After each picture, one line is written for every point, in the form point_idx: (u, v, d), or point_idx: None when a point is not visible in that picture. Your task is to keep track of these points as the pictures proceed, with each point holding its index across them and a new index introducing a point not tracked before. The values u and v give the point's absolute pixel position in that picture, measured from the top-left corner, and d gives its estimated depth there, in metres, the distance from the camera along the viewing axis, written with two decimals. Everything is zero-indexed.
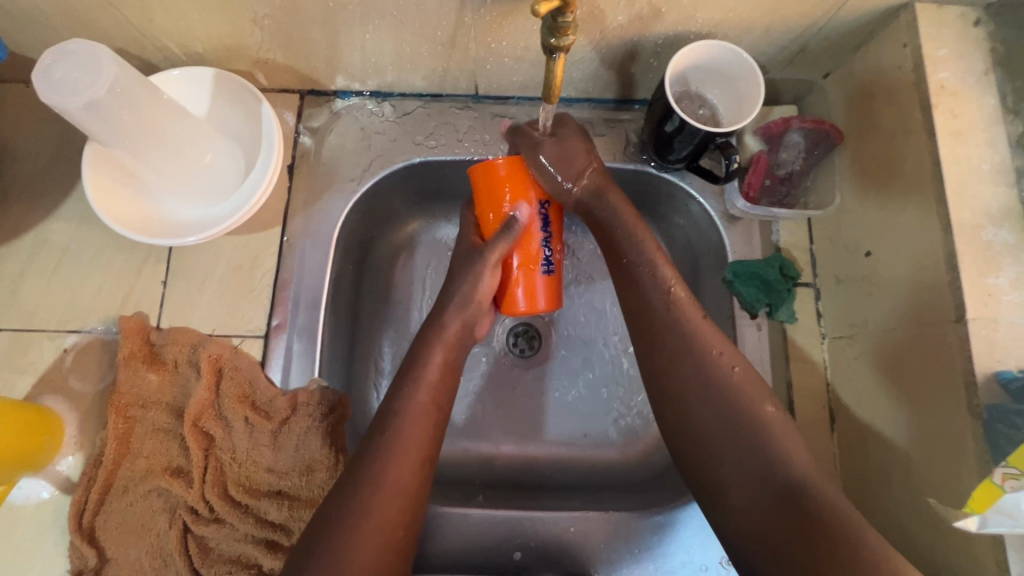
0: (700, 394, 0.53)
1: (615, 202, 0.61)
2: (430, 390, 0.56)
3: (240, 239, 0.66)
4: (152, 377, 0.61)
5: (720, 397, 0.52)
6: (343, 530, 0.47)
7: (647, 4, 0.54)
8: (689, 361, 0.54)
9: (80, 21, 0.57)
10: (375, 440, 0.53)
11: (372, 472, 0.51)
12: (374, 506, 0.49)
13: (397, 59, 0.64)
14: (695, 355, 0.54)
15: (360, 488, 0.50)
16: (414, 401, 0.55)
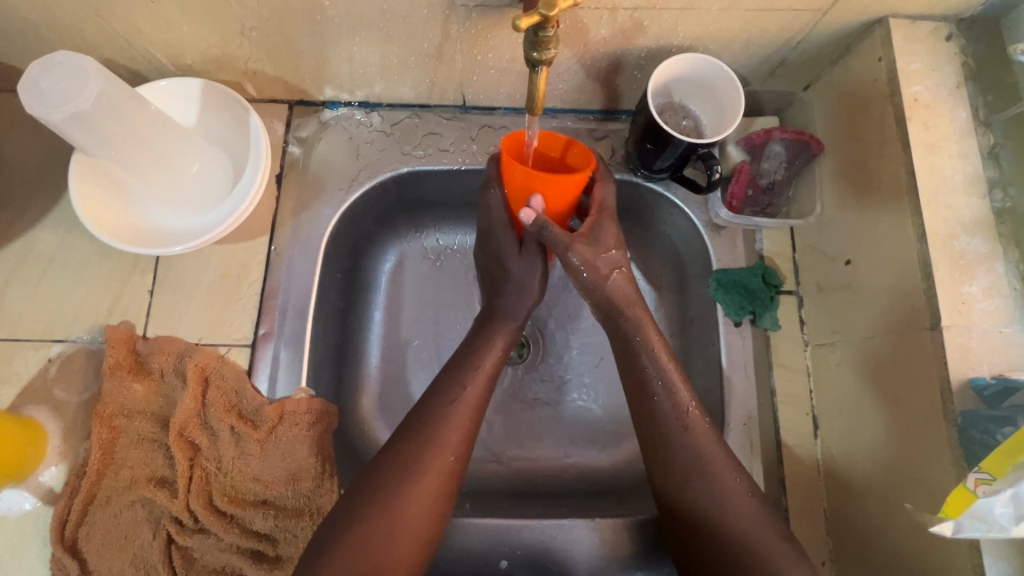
0: (654, 415, 0.57)
1: (638, 314, 0.61)
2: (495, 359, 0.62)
3: (227, 248, 0.66)
4: (137, 387, 0.61)
5: (677, 419, 0.57)
6: (400, 478, 0.53)
7: (629, 18, 0.55)
8: (653, 385, 0.58)
9: (67, 32, 0.57)
10: (429, 405, 0.57)
11: (431, 429, 0.55)
12: (426, 464, 0.54)
13: (385, 70, 0.64)
14: (659, 379, 0.58)
15: (415, 446, 0.54)
16: (479, 367, 0.60)
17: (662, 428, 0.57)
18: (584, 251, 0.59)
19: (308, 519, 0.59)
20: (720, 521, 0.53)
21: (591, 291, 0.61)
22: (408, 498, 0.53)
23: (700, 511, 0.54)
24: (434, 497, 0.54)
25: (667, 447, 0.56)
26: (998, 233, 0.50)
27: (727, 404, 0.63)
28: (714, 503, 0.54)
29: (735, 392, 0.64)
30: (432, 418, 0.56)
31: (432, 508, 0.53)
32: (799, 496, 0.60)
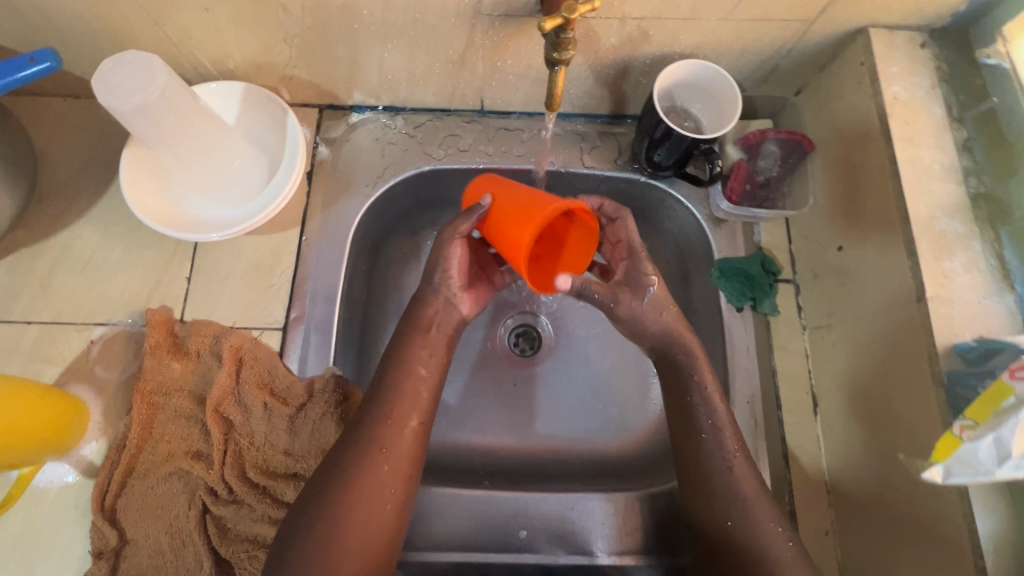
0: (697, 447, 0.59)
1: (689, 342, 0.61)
2: (437, 354, 0.63)
3: (261, 239, 0.71)
4: (175, 365, 0.64)
5: (722, 456, 0.58)
6: (333, 505, 0.54)
7: (636, 28, 0.61)
8: (700, 423, 0.59)
9: (124, 37, 0.63)
10: (372, 409, 0.58)
11: (369, 439, 0.57)
12: (364, 472, 0.55)
13: (411, 76, 0.70)
14: (707, 417, 0.59)
15: (355, 456, 0.56)
16: (415, 371, 0.61)
17: (706, 463, 0.58)
18: (623, 302, 0.60)
19: None
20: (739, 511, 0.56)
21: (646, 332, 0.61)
22: (348, 510, 0.54)
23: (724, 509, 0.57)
24: (376, 507, 0.55)
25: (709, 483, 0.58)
26: (974, 215, 0.55)
27: (730, 384, 0.67)
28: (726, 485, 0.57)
29: (738, 372, 0.68)
30: (364, 433, 0.57)
31: (376, 518, 0.55)
32: (801, 469, 0.64)
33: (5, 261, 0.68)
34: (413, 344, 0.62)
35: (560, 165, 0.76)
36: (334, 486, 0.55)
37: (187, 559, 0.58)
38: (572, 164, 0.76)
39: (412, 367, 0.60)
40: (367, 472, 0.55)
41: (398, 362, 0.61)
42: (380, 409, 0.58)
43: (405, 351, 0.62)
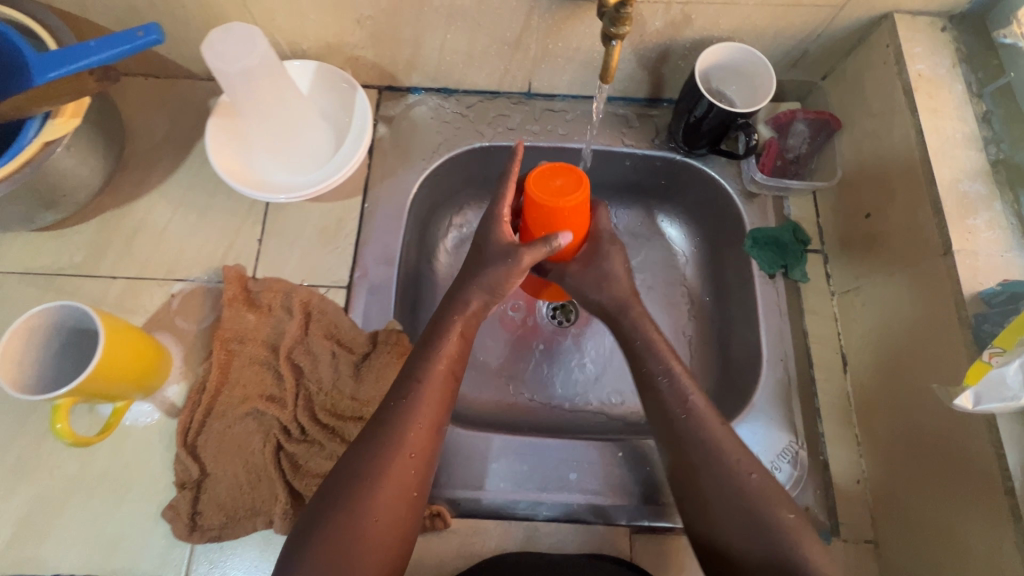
0: (657, 398, 0.62)
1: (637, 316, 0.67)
2: (456, 353, 0.61)
3: (327, 206, 0.76)
4: (250, 316, 0.69)
5: (683, 410, 0.60)
6: (354, 504, 0.53)
7: (680, 12, 0.67)
8: (655, 379, 0.63)
9: (214, 17, 0.69)
10: (394, 406, 0.57)
11: (390, 438, 0.55)
12: (386, 473, 0.54)
13: (467, 57, 0.76)
14: (662, 375, 0.63)
15: (377, 454, 0.55)
16: (437, 368, 0.59)
17: (668, 416, 0.61)
18: (577, 276, 0.69)
19: None
20: (702, 457, 0.58)
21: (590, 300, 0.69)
22: (367, 511, 0.52)
23: (693, 461, 0.58)
24: (394, 508, 0.54)
25: (672, 436, 0.60)
26: (994, 179, 0.60)
27: (764, 344, 0.72)
28: (699, 436, 0.59)
29: (771, 333, 0.72)
30: (388, 432, 0.56)
31: (395, 519, 0.53)
32: (834, 422, 0.69)
33: (92, 222, 0.74)
34: (436, 342, 0.61)
35: (601, 144, 0.82)
36: (355, 485, 0.53)
37: (263, 493, 0.63)
38: (612, 143, 0.82)
39: (432, 364, 0.60)
40: (386, 471, 0.54)
41: (421, 359, 0.60)
42: (405, 407, 0.57)
43: (430, 348, 0.61)
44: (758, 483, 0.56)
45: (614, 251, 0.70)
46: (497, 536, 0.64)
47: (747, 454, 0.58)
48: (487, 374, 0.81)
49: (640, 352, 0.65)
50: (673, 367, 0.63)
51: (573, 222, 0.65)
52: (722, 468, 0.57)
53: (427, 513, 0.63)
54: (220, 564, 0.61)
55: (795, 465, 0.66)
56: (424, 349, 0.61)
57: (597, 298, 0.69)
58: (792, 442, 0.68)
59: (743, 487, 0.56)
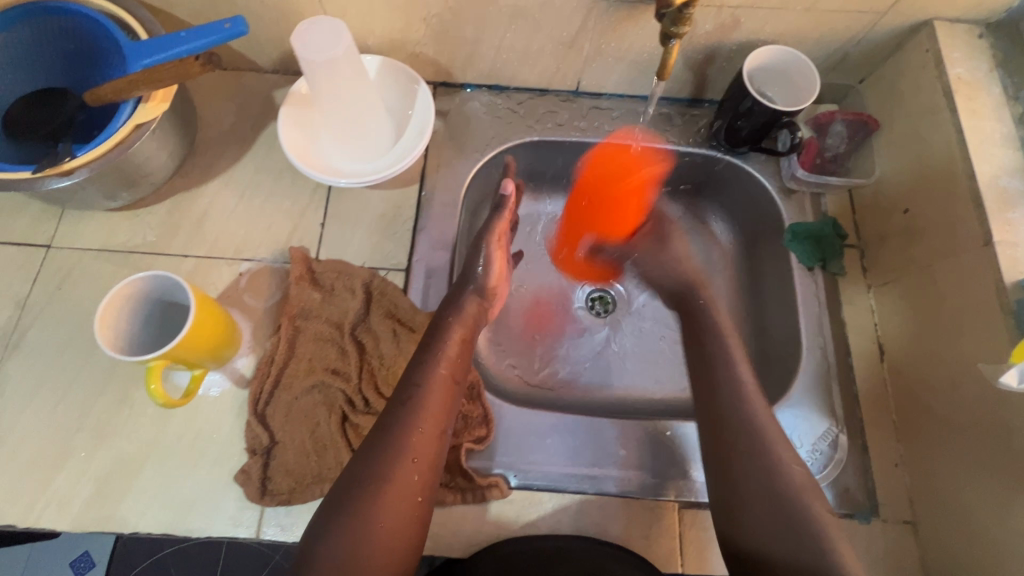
0: (711, 382, 0.67)
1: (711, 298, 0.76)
2: (453, 357, 0.64)
3: (386, 193, 0.80)
4: (315, 294, 0.73)
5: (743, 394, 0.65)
6: (363, 505, 0.54)
7: (730, 16, 0.71)
8: (715, 361, 0.68)
9: (290, 12, 0.74)
10: (398, 410, 0.60)
11: (396, 441, 0.58)
12: (393, 475, 0.56)
13: (522, 56, 0.80)
14: (724, 358, 0.68)
15: (383, 457, 0.57)
16: (437, 373, 0.62)
17: (721, 402, 0.65)
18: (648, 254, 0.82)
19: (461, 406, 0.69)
20: (751, 445, 0.61)
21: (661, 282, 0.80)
22: (375, 514, 0.54)
23: (742, 445, 0.62)
24: (402, 509, 0.55)
25: (721, 424, 0.64)
26: None
27: (804, 332, 0.75)
28: (742, 420, 0.63)
29: (810, 322, 0.76)
30: (394, 435, 0.58)
31: (403, 520, 0.55)
32: (872, 407, 0.72)
33: (165, 203, 0.78)
34: (437, 348, 0.64)
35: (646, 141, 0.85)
36: (362, 487, 0.55)
37: (330, 461, 0.66)
38: (656, 140, 0.85)
39: (433, 368, 0.62)
40: (391, 473, 0.56)
41: (422, 363, 0.63)
42: (408, 410, 0.59)
43: (431, 353, 0.64)
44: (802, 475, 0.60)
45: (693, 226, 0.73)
46: (551, 507, 0.66)
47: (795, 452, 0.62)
48: (531, 358, 0.84)
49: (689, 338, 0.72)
50: (730, 348, 0.69)
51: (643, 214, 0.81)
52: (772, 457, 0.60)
53: (485, 483, 0.65)
54: (292, 528, 0.64)
55: (836, 448, 0.69)
56: (424, 355, 0.64)
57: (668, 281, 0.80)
58: (832, 426, 0.70)
59: (786, 479, 0.59)
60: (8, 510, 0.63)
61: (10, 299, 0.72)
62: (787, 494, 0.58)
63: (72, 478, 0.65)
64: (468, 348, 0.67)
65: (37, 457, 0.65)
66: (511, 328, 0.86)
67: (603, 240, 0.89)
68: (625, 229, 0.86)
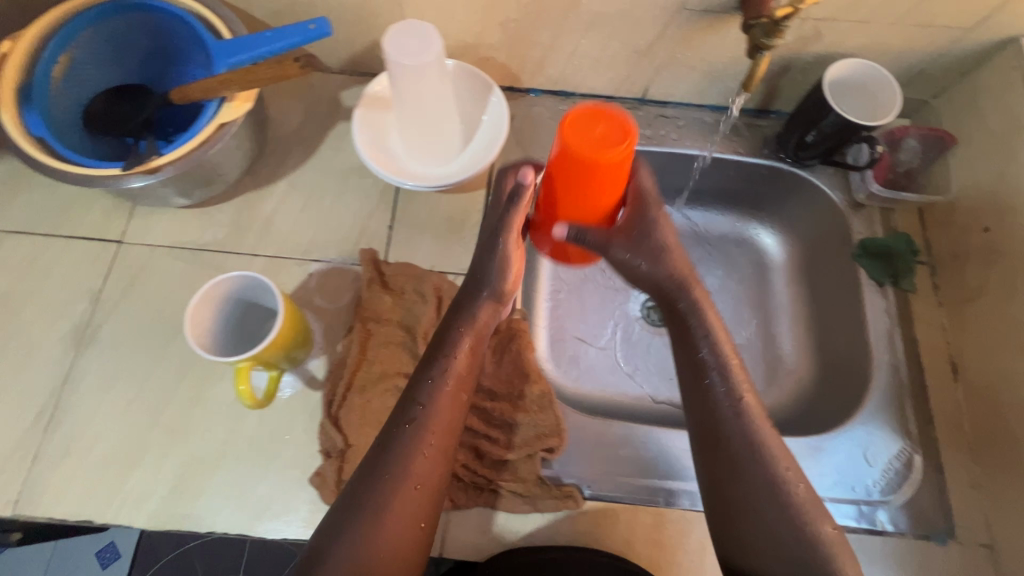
0: (707, 399, 0.61)
1: (697, 296, 0.62)
2: (459, 371, 0.60)
3: (454, 197, 0.80)
4: (387, 298, 0.73)
5: (733, 409, 0.60)
6: (362, 531, 0.54)
7: (812, 28, 0.70)
8: (708, 369, 0.61)
9: (369, 14, 0.74)
10: (401, 430, 0.57)
11: (395, 464, 0.56)
12: (393, 500, 0.55)
13: (594, 63, 0.80)
14: (716, 368, 0.61)
15: (382, 480, 0.55)
16: (440, 390, 0.59)
17: (716, 412, 0.60)
18: (624, 248, 0.62)
19: (531, 415, 0.69)
20: (752, 463, 0.58)
21: (639, 278, 0.64)
22: (375, 539, 0.53)
23: (740, 466, 0.58)
24: (403, 534, 0.55)
25: (720, 441, 0.59)
26: None
27: (875, 348, 0.74)
28: (742, 437, 0.59)
29: (880, 339, 0.75)
30: (395, 457, 0.56)
31: (403, 544, 0.54)
32: (947, 426, 0.71)
33: (234, 202, 0.78)
34: (442, 360, 0.60)
35: (711, 150, 0.85)
36: (362, 510, 0.54)
37: None
38: (721, 149, 0.85)
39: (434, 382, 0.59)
40: (390, 500, 0.55)
41: (426, 379, 0.59)
42: (411, 432, 0.57)
43: (437, 368, 0.60)
44: (806, 494, 0.58)
45: (664, 215, 0.63)
46: (625, 519, 0.66)
47: (796, 465, 0.59)
48: (588, 368, 0.84)
49: (697, 341, 0.62)
50: (727, 359, 0.61)
51: (611, 179, 0.55)
52: (772, 472, 0.58)
53: (561, 493, 0.65)
54: None
55: (909, 466, 0.69)
56: (428, 369, 0.60)
57: (652, 275, 0.63)
58: (906, 446, 0.70)
59: (787, 491, 0.57)
60: (85, 505, 0.64)
61: (83, 294, 0.72)
62: (789, 517, 0.56)
63: (145, 478, 0.65)
64: (476, 359, 0.62)
65: (111, 454, 0.65)
66: (570, 336, 0.86)
67: (579, 219, 0.61)
68: (599, 204, 0.59)
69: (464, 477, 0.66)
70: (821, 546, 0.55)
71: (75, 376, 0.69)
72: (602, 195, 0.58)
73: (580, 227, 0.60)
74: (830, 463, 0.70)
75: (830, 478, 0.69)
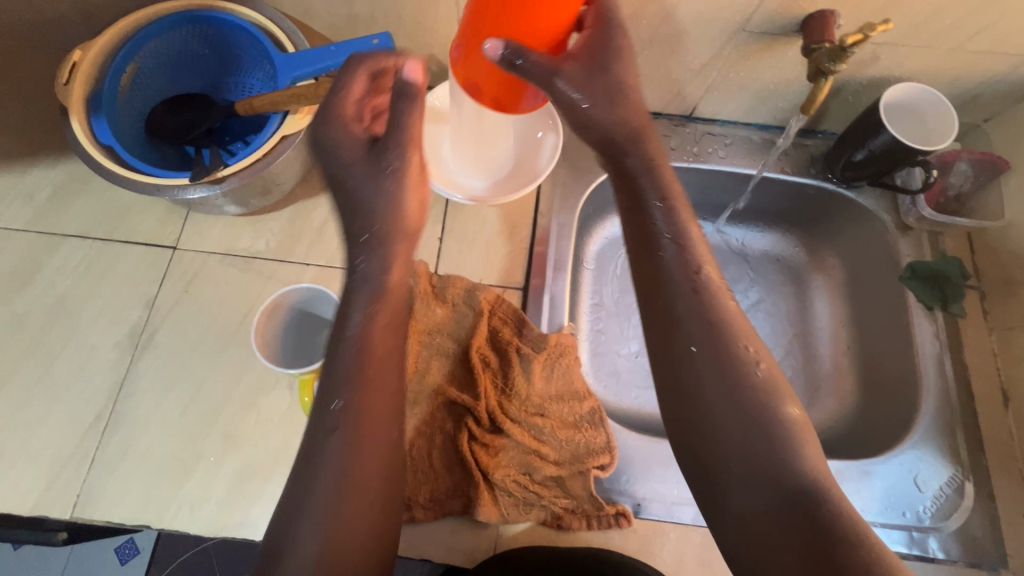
0: (666, 297, 0.50)
1: (648, 152, 0.54)
2: (385, 321, 0.51)
3: (503, 211, 0.80)
4: (439, 310, 0.73)
5: (691, 284, 0.51)
6: (313, 522, 0.46)
7: (869, 53, 0.70)
8: (662, 241, 0.52)
9: (427, 30, 0.74)
10: (338, 406, 0.49)
11: (339, 446, 0.48)
12: (344, 488, 0.47)
13: (645, 80, 0.80)
14: (670, 237, 0.52)
15: (326, 466, 0.48)
16: (367, 345, 0.50)
17: (677, 305, 0.50)
18: (575, 80, 0.50)
19: (581, 431, 0.69)
20: (732, 379, 0.47)
21: (588, 123, 0.53)
22: (330, 532, 0.46)
23: (714, 383, 0.47)
24: (365, 525, 0.48)
25: (692, 354, 0.48)
26: None
27: (924, 373, 0.74)
28: (717, 354, 0.48)
29: (929, 364, 0.75)
30: (339, 441, 0.48)
31: (364, 533, 0.48)
32: (997, 454, 0.71)
33: (286, 211, 0.79)
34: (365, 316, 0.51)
35: (755, 169, 0.85)
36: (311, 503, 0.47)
37: (456, 480, 0.66)
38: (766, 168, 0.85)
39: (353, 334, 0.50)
40: (342, 488, 0.47)
41: (351, 339, 0.50)
42: (351, 412, 0.48)
43: (362, 323, 0.51)
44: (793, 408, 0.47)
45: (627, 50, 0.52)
46: (675, 538, 0.66)
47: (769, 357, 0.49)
48: (629, 381, 0.85)
49: (647, 206, 0.53)
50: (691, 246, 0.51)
51: None
52: (731, 351, 0.48)
53: (612, 511, 0.65)
54: (421, 547, 0.65)
55: (960, 494, 0.69)
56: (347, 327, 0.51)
57: (603, 120, 0.53)
58: (957, 472, 0.70)
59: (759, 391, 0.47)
60: (141, 511, 0.64)
61: (138, 299, 0.73)
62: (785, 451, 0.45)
63: (202, 483, 0.65)
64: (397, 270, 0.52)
65: (166, 458, 0.66)
66: (613, 351, 0.86)
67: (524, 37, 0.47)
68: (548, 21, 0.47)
69: (516, 492, 0.65)
70: (791, 435, 0.46)
71: (131, 380, 0.69)
72: (552, 3, 0.45)
73: (519, 46, 0.47)
74: (879, 486, 0.69)
75: (880, 502, 0.69)
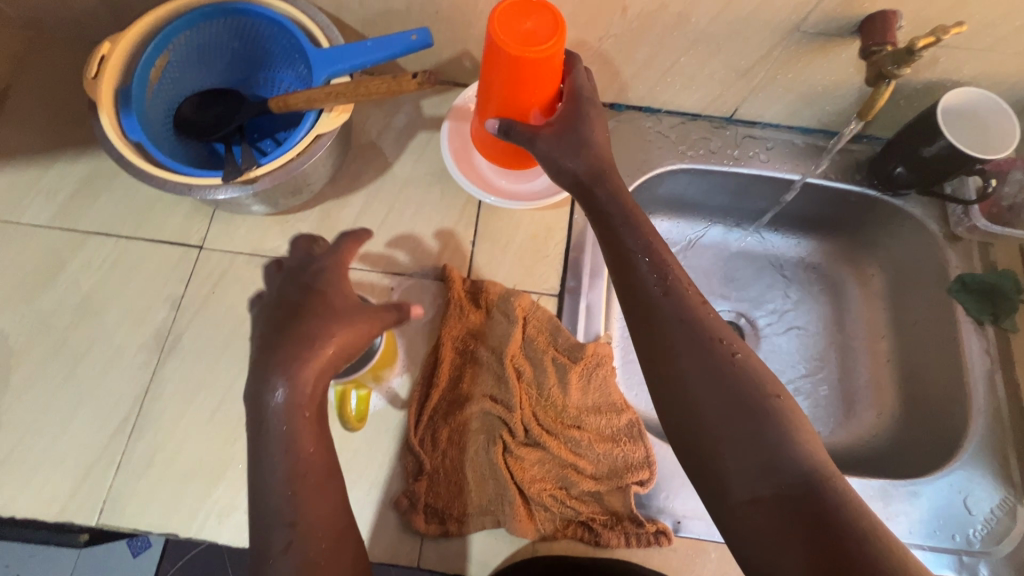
0: (645, 322, 0.54)
1: (615, 185, 0.59)
2: (331, 346, 0.51)
3: (537, 214, 0.78)
4: (473, 317, 0.71)
5: (661, 286, 0.54)
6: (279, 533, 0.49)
7: (929, 56, 0.67)
8: (637, 261, 0.55)
9: (465, 25, 0.71)
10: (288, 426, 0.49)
11: (293, 462, 0.49)
12: (303, 505, 0.49)
13: (688, 80, 0.77)
14: (646, 254, 0.56)
15: (286, 481, 0.49)
16: (309, 363, 0.50)
17: (658, 325, 0.53)
18: (550, 141, 0.60)
19: (619, 445, 0.66)
20: (728, 401, 0.49)
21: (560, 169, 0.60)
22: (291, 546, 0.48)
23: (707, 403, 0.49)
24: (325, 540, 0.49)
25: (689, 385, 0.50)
26: None
27: (973, 391, 0.72)
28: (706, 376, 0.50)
29: (978, 382, 0.72)
30: (291, 458, 0.49)
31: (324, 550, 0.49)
32: None
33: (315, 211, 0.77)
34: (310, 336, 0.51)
35: (798, 173, 0.81)
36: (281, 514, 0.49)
37: (489, 493, 0.64)
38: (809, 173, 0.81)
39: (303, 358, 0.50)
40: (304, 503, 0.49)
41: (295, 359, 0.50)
42: (293, 431, 0.49)
43: (303, 340, 0.50)
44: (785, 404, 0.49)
45: (597, 111, 0.61)
46: (717, 559, 0.64)
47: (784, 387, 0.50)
48: None
49: (619, 229, 0.57)
50: (669, 273, 0.55)
51: (535, 83, 0.58)
52: (711, 350, 0.51)
53: (652, 529, 0.63)
54: (452, 561, 0.63)
55: (1012, 517, 0.66)
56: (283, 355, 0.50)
57: (574, 164, 0.60)
58: (1008, 495, 0.67)
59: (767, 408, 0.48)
60: (168, 518, 0.63)
61: (163, 300, 0.71)
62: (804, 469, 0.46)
63: (229, 491, 0.64)
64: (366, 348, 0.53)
65: (192, 465, 0.65)
66: None
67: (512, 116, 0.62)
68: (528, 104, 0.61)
69: (552, 507, 0.64)
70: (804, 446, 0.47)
71: (157, 383, 0.68)
72: (531, 93, 0.59)
73: (510, 121, 0.62)
74: (928, 508, 0.67)
75: (928, 524, 0.66)
